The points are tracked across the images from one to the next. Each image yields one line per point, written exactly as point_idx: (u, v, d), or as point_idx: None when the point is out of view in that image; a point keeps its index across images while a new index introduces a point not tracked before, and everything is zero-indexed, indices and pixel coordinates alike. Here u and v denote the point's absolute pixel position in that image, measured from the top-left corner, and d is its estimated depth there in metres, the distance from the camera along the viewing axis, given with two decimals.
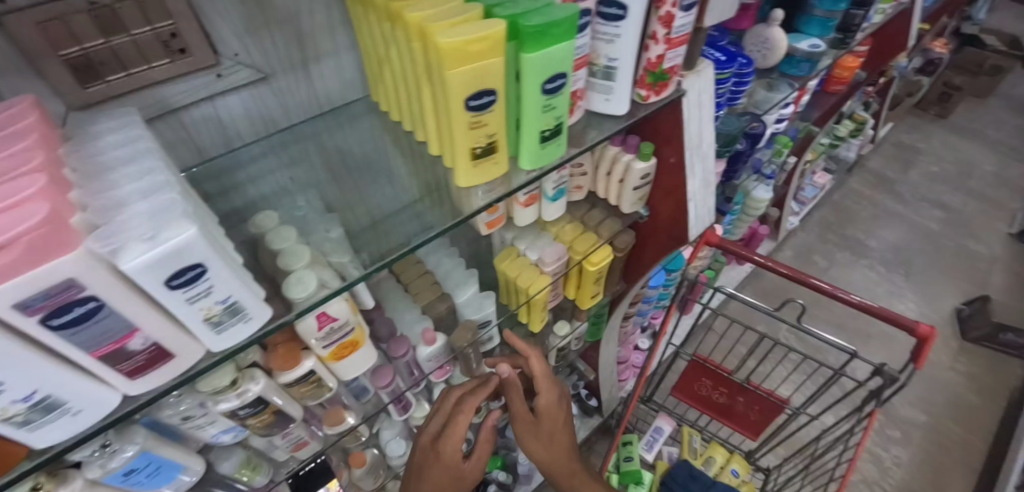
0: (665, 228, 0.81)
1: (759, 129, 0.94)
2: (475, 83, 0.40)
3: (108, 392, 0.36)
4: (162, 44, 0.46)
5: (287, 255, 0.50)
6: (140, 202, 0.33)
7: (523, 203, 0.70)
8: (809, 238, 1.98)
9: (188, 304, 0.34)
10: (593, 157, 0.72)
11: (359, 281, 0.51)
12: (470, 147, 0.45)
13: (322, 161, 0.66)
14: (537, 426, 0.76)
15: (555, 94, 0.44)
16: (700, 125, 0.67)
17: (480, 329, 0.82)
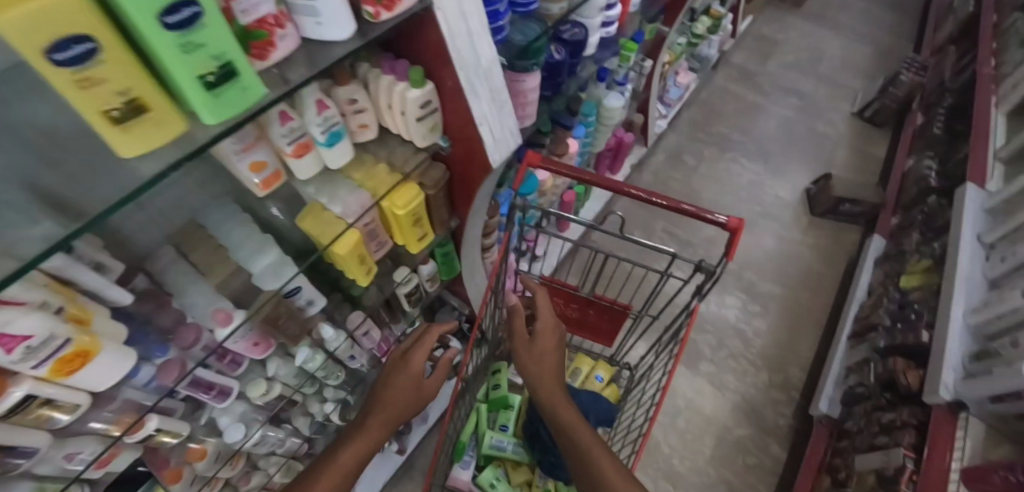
0: (470, 157, 0.75)
1: (580, 35, 0.93)
2: (53, 30, 0.29)
3: None
4: None
5: None
6: None
7: (292, 154, 0.61)
8: (679, 138, 2.09)
9: None
10: (369, 91, 0.66)
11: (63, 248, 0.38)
12: (103, 110, 0.35)
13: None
14: (531, 346, 0.81)
15: (189, 28, 0.36)
16: (472, 40, 0.60)
17: (289, 295, 0.77)
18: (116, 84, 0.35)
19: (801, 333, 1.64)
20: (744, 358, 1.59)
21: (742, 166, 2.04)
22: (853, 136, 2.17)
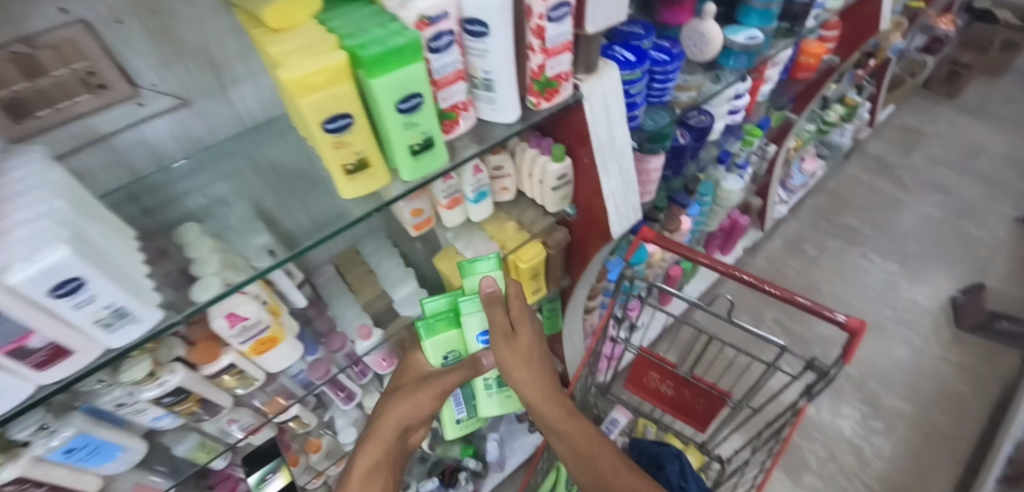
0: (594, 227, 0.84)
1: (706, 122, 1.00)
2: (329, 108, 0.43)
3: (16, 381, 0.41)
4: (81, 81, 0.51)
5: (199, 287, 0.52)
6: (25, 268, 0.35)
7: (445, 206, 0.72)
8: (800, 225, 1.97)
9: (78, 309, 0.39)
10: (514, 161, 0.77)
11: (279, 264, 0.58)
12: (341, 164, 0.48)
13: (253, 179, 0.68)
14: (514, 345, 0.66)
15: (412, 113, 0.47)
16: (609, 125, 0.71)
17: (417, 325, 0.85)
18: (357, 147, 0.48)
19: (936, 466, 1.39)
20: (858, 479, 1.37)
21: (872, 261, 1.86)
22: (1017, 245, 1.90)
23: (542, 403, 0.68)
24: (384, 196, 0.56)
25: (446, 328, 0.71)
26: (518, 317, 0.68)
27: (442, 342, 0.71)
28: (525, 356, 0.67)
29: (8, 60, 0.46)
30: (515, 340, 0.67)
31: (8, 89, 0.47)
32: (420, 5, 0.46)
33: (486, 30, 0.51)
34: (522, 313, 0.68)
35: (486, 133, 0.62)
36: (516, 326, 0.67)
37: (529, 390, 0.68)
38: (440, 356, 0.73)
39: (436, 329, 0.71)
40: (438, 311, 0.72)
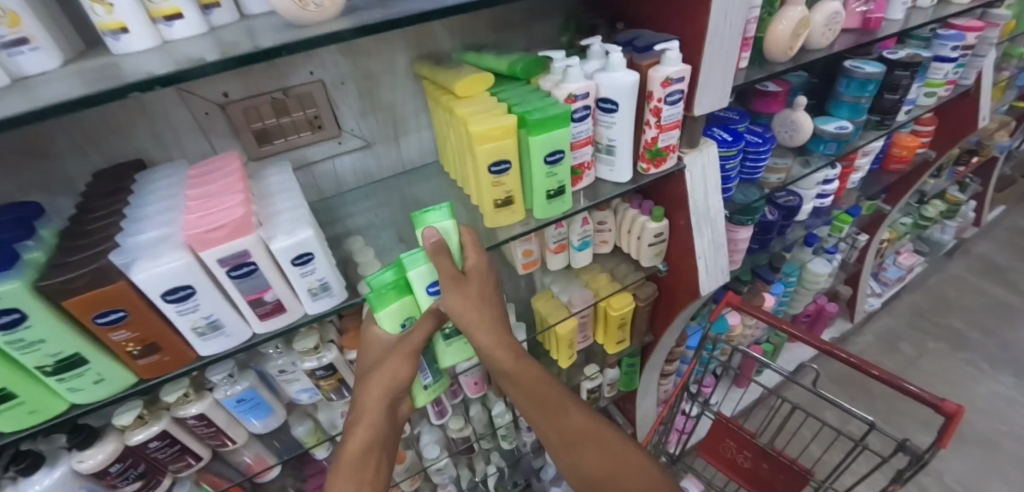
0: (682, 284, 0.91)
1: (795, 202, 1.07)
2: (497, 155, 0.58)
3: (244, 325, 0.55)
4: (309, 123, 0.71)
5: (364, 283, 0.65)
6: (286, 238, 0.50)
7: (553, 250, 0.84)
8: (895, 322, 1.85)
9: (301, 277, 0.54)
10: (616, 217, 0.88)
11: None
12: (493, 198, 0.63)
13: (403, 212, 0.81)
14: (465, 285, 0.59)
15: (555, 165, 0.61)
16: (706, 192, 0.80)
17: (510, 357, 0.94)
18: (508, 186, 0.62)
19: None
20: None
21: (983, 369, 1.68)
22: None
23: (508, 367, 0.61)
24: (518, 228, 0.68)
25: (398, 296, 0.63)
26: (474, 269, 0.60)
27: (398, 311, 0.63)
28: (471, 299, 0.59)
29: (269, 105, 0.68)
30: (460, 289, 0.59)
31: (263, 123, 0.69)
32: (571, 87, 0.61)
33: (615, 107, 0.65)
34: (442, 254, 0.57)
35: (599, 190, 0.75)
36: (461, 283, 0.59)
37: (479, 336, 0.60)
38: (397, 325, 0.64)
39: (388, 302, 0.62)
40: (384, 283, 0.62)
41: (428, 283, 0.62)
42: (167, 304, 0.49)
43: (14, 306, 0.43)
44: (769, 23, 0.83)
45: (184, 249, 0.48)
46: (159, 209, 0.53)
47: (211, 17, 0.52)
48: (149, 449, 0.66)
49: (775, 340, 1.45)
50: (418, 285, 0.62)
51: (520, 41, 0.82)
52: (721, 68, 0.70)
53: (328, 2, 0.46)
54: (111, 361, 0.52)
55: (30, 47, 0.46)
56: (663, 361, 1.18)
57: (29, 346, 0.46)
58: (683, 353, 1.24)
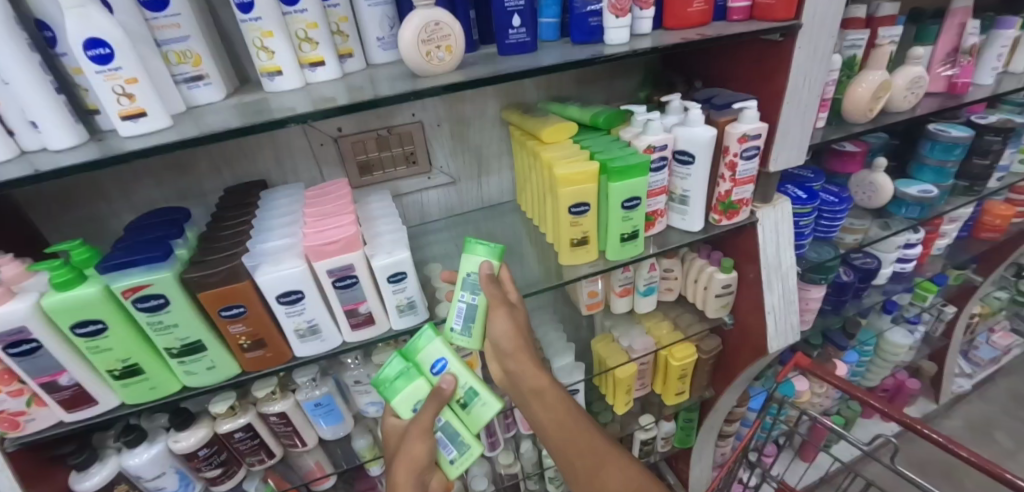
0: (748, 340, 0.90)
1: (873, 264, 1.04)
2: (577, 198, 0.63)
3: (337, 333, 0.61)
4: (406, 158, 0.80)
5: (441, 307, 0.70)
6: (386, 257, 0.56)
7: (619, 293, 0.87)
8: (991, 408, 1.66)
9: (392, 293, 0.59)
10: (683, 266, 0.90)
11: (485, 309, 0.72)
12: (570, 238, 0.67)
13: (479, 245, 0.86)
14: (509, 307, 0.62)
15: (632, 210, 0.66)
16: (778, 248, 0.80)
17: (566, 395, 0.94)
18: (584, 227, 0.67)
19: None
20: None
21: None
22: None
23: (545, 392, 0.61)
24: (590, 267, 0.72)
25: (407, 379, 0.58)
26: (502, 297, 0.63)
27: (410, 396, 0.58)
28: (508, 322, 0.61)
29: (374, 141, 0.77)
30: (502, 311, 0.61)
31: (367, 156, 0.78)
32: (650, 139, 0.66)
33: (691, 159, 0.68)
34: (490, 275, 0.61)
35: (668, 238, 0.77)
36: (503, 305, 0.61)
37: (516, 360, 0.62)
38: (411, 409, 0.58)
39: (398, 389, 0.58)
40: (393, 369, 0.59)
41: (434, 360, 0.60)
42: (280, 306, 0.56)
43: (162, 292, 0.52)
44: (847, 86, 0.84)
45: (301, 258, 0.54)
46: (282, 222, 0.61)
47: (344, 65, 0.61)
48: (234, 439, 0.73)
49: (847, 412, 1.34)
50: (426, 365, 0.60)
51: (599, 94, 0.88)
52: (799, 127, 0.71)
53: (449, 57, 0.52)
54: (224, 352, 0.59)
55: (204, 83, 0.56)
56: (722, 422, 1.13)
57: (165, 328, 0.55)
58: (745, 415, 1.17)
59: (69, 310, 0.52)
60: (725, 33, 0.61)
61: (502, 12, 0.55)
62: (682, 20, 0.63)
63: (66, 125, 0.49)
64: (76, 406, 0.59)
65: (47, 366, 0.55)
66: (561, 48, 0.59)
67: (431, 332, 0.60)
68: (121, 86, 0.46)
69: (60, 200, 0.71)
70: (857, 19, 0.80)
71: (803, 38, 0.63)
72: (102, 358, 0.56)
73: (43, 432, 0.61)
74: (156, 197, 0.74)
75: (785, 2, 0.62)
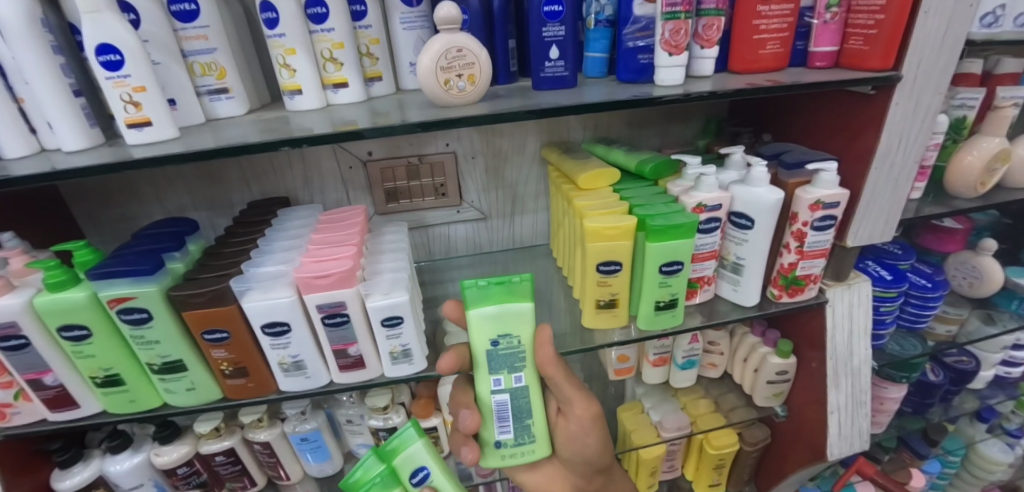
0: (804, 438, 0.75)
1: (970, 364, 0.87)
2: (608, 256, 0.55)
3: (324, 373, 0.55)
4: (435, 189, 0.75)
5: None
6: (383, 298, 0.50)
7: (652, 362, 0.77)
8: None
9: (386, 339, 0.53)
10: (731, 340, 0.78)
11: None
12: (596, 298, 0.59)
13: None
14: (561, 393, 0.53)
15: (671, 275, 0.57)
16: (850, 337, 0.67)
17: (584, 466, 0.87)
18: (614, 288, 0.58)
19: None
20: None
21: None
22: None
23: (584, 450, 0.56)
24: (619, 334, 0.62)
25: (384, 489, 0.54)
26: (589, 402, 0.54)
27: None
28: (583, 468, 0.58)
29: (404, 168, 0.73)
30: (573, 430, 0.55)
31: (394, 182, 0.74)
32: (702, 196, 0.57)
33: (750, 223, 0.58)
34: (591, 405, 0.54)
35: (715, 310, 0.67)
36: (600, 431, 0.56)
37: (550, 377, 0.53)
38: None
39: None
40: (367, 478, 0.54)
41: (415, 468, 0.57)
42: (264, 337, 0.51)
43: (145, 306, 0.48)
44: (953, 152, 0.71)
45: (292, 289, 0.49)
46: (285, 246, 0.56)
47: (371, 88, 0.57)
48: (215, 462, 0.65)
49: None
50: (404, 472, 0.57)
51: (653, 138, 0.80)
52: (889, 198, 0.59)
53: (471, 88, 0.46)
54: (206, 374, 0.54)
55: (226, 97, 0.54)
56: None
57: (147, 343, 0.50)
58: None
59: (56, 313, 0.48)
60: (805, 79, 0.52)
61: (540, 42, 0.50)
62: (751, 63, 0.54)
63: (80, 127, 0.47)
64: (58, 406, 0.54)
65: (33, 364, 0.51)
66: (605, 86, 0.53)
67: (414, 433, 0.58)
68: (128, 94, 0.44)
69: (92, 196, 0.69)
70: (971, 76, 0.68)
71: (901, 92, 0.53)
72: (85, 364, 0.52)
73: (27, 427, 0.55)
74: (183, 200, 0.71)
75: (882, 50, 0.52)
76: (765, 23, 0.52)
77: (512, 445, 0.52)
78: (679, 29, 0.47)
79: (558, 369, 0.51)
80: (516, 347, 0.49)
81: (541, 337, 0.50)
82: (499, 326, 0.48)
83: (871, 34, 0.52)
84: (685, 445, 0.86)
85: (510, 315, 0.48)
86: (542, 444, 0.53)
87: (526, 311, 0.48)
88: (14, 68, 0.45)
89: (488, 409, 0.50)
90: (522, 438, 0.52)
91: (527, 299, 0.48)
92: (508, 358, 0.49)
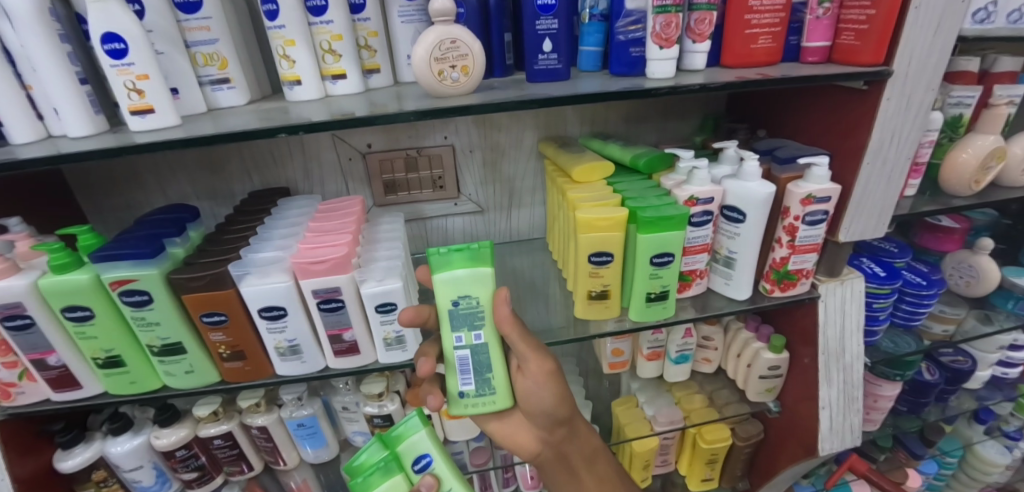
0: (796, 433, 0.76)
1: (967, 364, 0.87)
2: (600, 247, 0.56)
3: (319, 358, 0.56)
4: (433, 181, 0.76)
5: None
6: (377, 284, 0.51)
7: (646, 356, 0.78)
8: None
9: (380, 325, 0.54)
10: (726, 335, 0.79)
11: None
12: (588, 289, 0.60)
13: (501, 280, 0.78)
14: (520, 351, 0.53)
15: (662, 267, 0.57)
16: (842, 332, 0.68)
17: None
18: (605, 279, 0.59)
19: None
20: None
21: None
22: None
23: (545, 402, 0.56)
24: (610, 325, 0.63)
25: (386, 473, 0.55)
26: (541, 357, 0.53)
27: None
28: (546, 421, 0.59)
29: (402, 160, 0.74)
30: (530, 386, 0.55)
31: (393, 174, 0.75)
32: (693, 189, 0.57)
33: (741, 217, 0.59)
34: (546, 362, 0.53)
35: (707, 303, 0.67)
36: (557, 386, 0.55)
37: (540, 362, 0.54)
38: None
39: (373, 483, 0.55)
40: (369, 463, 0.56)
41: (418, 455, 0.58)
42: (261, 321, 0.52)
43: (146, 289, 0.49)
44: (949, 150, 0.71)
45: (288, 274, 0.51)
46: (282, 233, 0.58)
47: (369, 80, 0.58)
48: (213, 445, 0.67)
49: None
50: (408, 459, 0.58)
51: (650, 134, 0.80)
52: (880, 193, 0.60)
53: (464, 79, 0.47)
54: (204, 357, 0.55)
55: (228, 87, 0.55)
56: None
57: (148, 325, 0.51)
58: None
59: (60, 294, 0.49)
60: (795, 73, 0.52)
61: (533, 35, 0.51)
62: (743, 57, 0.55)
63: (86, 114, 0.49)
64: (61, 386, 0.55)
65: (38, 344, 0.52)
66: (598, 79, 0.53)
67: (419, 421, 0.59)
68: (132, 81, 0.45)
69: (97, 184, 0.70)
70: (968, 74, 0.68)
71: (892, 88, 0.53)
72: (87, 345, 0.53)
73: (31, 407, 0.57)
74: (185, 190, 0.73)
75: (873, 45, 0.52)
76: (758, 17, 0.53)
77: (474, 395, 0.52)
78: (670, 23, 0.48)
79: (514, 327, 0.50)
80: (476, 307, 0.50)
81: (499, 297, 0.49)
82: (458, 287, 0.49)
83: (862, 30, 0.53)
84: (679, 439, 0.86)
85: (471, 280, 0.49)
86: (502, 396, 0.52)
87: (487, 276, 0.49)
88: (23, 56, 0.47)
89: (450, 363, 0.51)
90: (483, 390, 0.52)
91: (484, 263, 0.49)
92: (471, 318, 0.50)
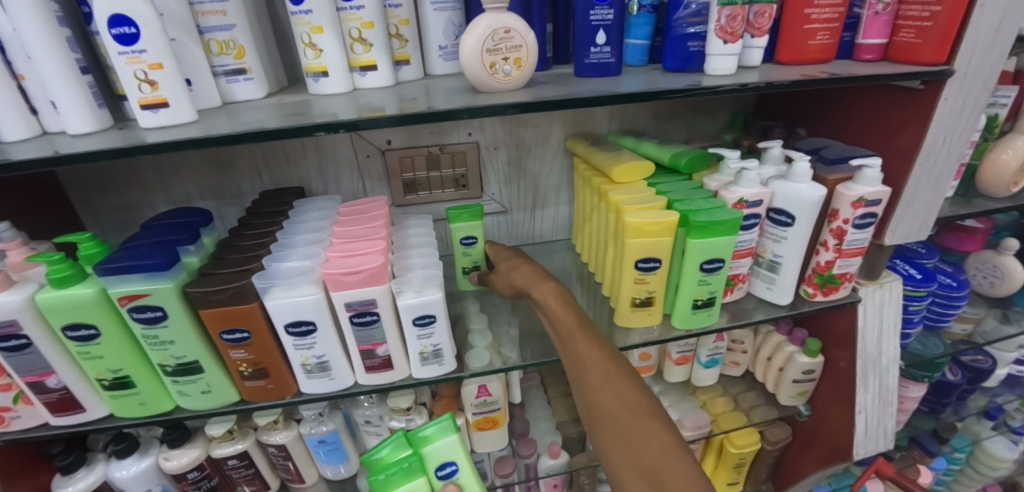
0: (827, 437, 0.75)
1: (987, 363, 0.87)
2: (648, 252, 0.53)
3: (348, 376, 0.52)
4: (455, 180, 0.72)
5: (473, 355, 0.60)
6: (416, 295, 0.48)
7: (675, 360, 0.76)
8: None
9: (417, 338, 0.50)
10: (756, 338, 0.77)
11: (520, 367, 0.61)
12: (632, 297, 0.57)
13: None
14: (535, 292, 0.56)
15: (711, 273, 0.55)
16: (880, 337, 0.66)
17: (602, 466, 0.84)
18: (650, 286, 0.56)
19: None
20: None
21: None
22: None
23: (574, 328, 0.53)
24: (651, 333, 0.60)
25: (408, 476, 0.52)
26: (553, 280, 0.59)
27: None
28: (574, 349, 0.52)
29: (424, 158, 0.69)
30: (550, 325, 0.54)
31: (413, 173, 0.70)
32: (742, 192, 0.55)
33: (791, 220, 0.56)
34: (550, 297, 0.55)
35: (746, 308, 0.65)
36: None
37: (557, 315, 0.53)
38: None
39: (396, 484, 0.52)
40: (389, 462, 0.53)
41: (444, 461, 0.55)
42: (288, 337, 0.48)
43: (160, 304, 0.44)
44: (986, 151, 0.70)
45: (318, 286, 0.46)
46: (305, 239, 0.53)
47: (399, 72, 0.54)
48: (227, 465, 0.62)
49: None
50: (432, 463, 0.54)
51: (679, 132, 0.77)
52: (929, 195, 0.58)
53: (516, 73, 0.44)
54: (222, 375, 0.51)
55: (245, 78, 0.50)
56: None
57: (160, 344, 0.47)
58: None
59: (59, 310, 0.44)
60: (856, 71, 0.50)
61: (586, 26, 0.47)
62: (800, 53, 0.52)
63: (88, 107, 0.43)
64: (61, 410, 0.50)
65: (35, 366, 0.47)
66: (648, 74, 0.50)
67: (449, 426, 0.56)
68: (143, 71, 0.40)
69: (91, 183, 0.64)
70: (1008, 73, 0.67)
71: (951, 88, 0.51)
72: (92, 365, 0.48)
73: (27, 433, 0.52)
74: (188, 189, 0.67)
75: (935, 43, 0.50)
76: (818, 12, 0.50)
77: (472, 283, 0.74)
78: (735, 15, 0.45)
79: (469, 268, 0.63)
80: None
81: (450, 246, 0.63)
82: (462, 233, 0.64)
83: (924, 27, 0.50)
84: (704, 444, 0.85)
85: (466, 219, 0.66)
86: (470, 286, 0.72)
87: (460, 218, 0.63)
88: (15, 41, 0.41)
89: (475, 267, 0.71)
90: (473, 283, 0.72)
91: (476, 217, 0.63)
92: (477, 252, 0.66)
